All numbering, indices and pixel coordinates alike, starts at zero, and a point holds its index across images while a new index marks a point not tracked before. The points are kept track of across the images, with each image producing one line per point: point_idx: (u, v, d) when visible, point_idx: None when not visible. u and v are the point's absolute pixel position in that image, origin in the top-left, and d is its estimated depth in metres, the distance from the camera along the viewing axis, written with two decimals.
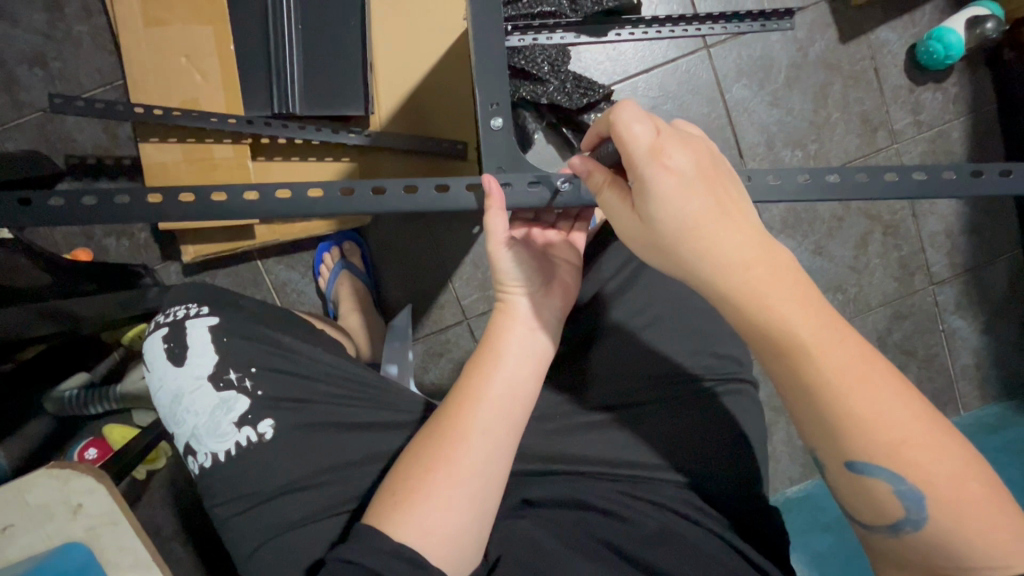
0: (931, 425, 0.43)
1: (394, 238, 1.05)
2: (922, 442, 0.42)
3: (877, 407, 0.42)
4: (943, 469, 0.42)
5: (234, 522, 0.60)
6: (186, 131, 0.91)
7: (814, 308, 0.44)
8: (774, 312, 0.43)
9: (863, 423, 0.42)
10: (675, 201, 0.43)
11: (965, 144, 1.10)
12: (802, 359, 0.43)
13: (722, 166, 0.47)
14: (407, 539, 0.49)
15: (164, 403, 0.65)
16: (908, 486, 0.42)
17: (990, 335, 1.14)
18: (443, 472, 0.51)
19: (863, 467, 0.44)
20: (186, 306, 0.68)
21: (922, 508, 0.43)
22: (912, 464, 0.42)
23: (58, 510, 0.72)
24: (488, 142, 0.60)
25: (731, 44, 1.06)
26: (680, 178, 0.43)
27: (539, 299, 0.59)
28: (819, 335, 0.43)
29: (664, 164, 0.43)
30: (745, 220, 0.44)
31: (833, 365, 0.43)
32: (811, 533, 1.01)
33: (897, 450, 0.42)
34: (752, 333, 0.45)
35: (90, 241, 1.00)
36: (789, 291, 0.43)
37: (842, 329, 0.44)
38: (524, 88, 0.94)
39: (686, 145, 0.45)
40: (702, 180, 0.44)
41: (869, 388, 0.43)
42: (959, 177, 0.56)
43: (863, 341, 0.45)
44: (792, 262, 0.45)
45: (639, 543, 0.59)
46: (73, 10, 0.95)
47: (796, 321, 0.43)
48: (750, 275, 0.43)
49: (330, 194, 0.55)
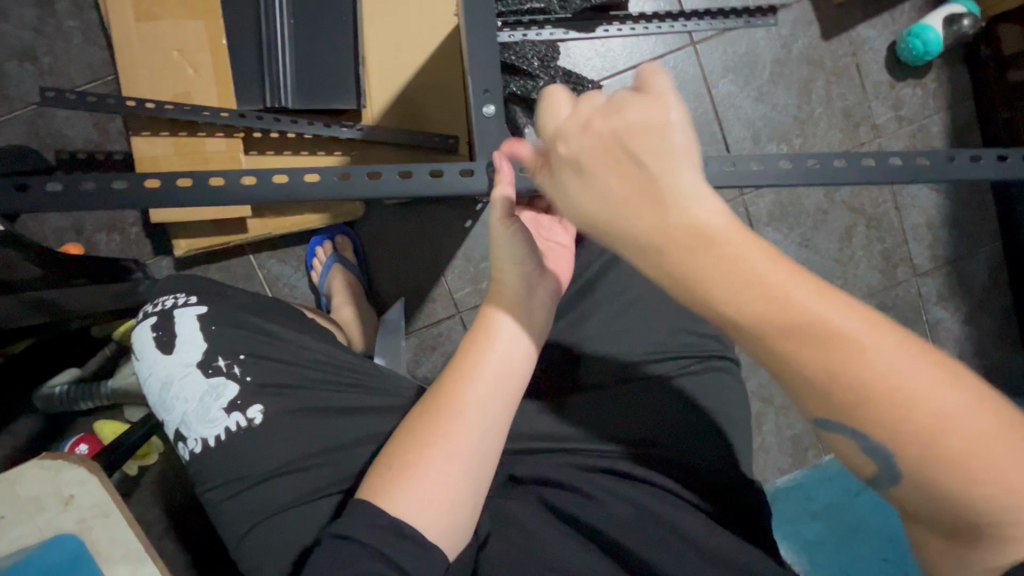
0: (920, 378, 0.33)
1: (386, 231, 1.06)
2: (904, 406, 0.33)
3: (840, 372, 0.34)
4: (944, 420, 0.33)
5: (226, 506, 0.60)
6: (177, 125, 0.92)
7: (733, 261, 0.37)
8: (688, 272, 0.38)
9: (824, 390, 0.35)
10: (573, 188, 0.44)
11: (945, 138, 1.13)
12: (729, 323, 0.37)
13: (651, 125, 0.40)
14: (402, 512, 0.51)
15: (154, 391, 0.65)
16: (882, 457, 0.34)
17: (972, 326, 1.17)
18: (437, 445, 0.52)
19: (832, 431, 0.36)
20: (175, 296, 0.69)
21: (899, 482, 0.35)
22: (886, 430, 0.34)
23: (48, 502, 0.72)
24: (481, 128, 0.61)
25: (717, 41, 1.08)
26: (574, 166, 0.43)
27: (534, 278, 0.60)
28: (746, 293, 0.36)
29: (558, 156, 0.44)
30: (648, 181, 0.40)
31: (773, 327, 0.35)
32: (803, 520, 1.07)
33: (868, 410, 0.34)
34: (680, 297, 0.39)
35: (80, 235, 0.99)
36: (704, 247, 0.37)
37: (780, 284, 0.36)
38: (515, 83, 0.94)
39: (589, 130, 0.42)
40: (598, 163, 0.42)
41: (824, 349, 0.34)
42: (932, 162, 0.58)
43: (828, 292, 0.36)
44: (723, 222, 0.38)
45: (623, 524, 0.60)
46: (64, 6, 0.96)
47: (715, 281, 0.37)
48: (657, 233, 0.39)
49: (325, 180, 0.56)
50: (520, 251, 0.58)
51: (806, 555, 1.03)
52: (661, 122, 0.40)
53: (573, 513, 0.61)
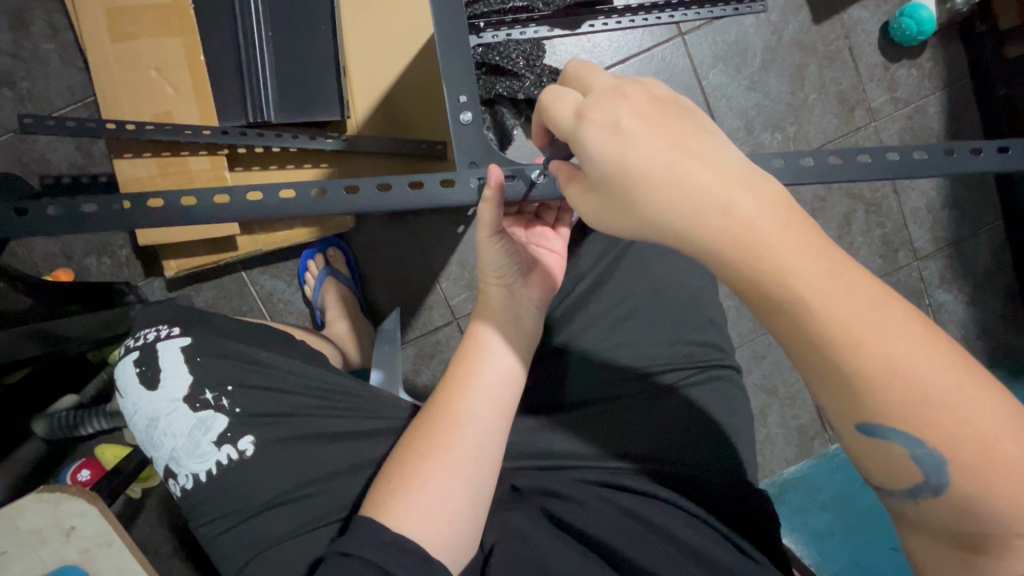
0: (960, 377, 0.35)
1: (378, 241, 1.04)
2: (947, 402, 0.35)
3: (895, 365, 0.35)
4: (983, 415, 0.35)
5: (222, 541, 0.60)
6: (160, 144, 0.90)
7: (810, 249, 0.36)
8: (757, 252, 0.36)
9: (876, 385, 0.35)
10: (612, 156, 0.38)
11: (942, 118, 1.11)
12: (800, 311, 0.36)
13: (679, 106, 0.41)
14: (404, 527, 0.50)
15: (141, 428, 0.64)
16: (925, 449, 0.36)
17: (976, 307, 1.15)
18: (437, 456, 0.52)
19: (873, 429, 0.37)
20: (157, 328, 0.68)
21: (942, 473, 0.36)
22: (931, 426, 0.35)
23: (49, 534, 0.71)
24: (460, 137, 0.60)
25: (705, 30, 1.05)
26: (613, 131, 0.38)
27: (517, 288, 0.59)
28: (812, 276, 0.35)
29: (591, 123, 0.39)
30: (703, 150, 0.37)
31: (838, 313, 0.35)
32: (810, 511, 1.06)
33: (922, 405, 0.35)
34: (727, 279, 0.38)
35: (71, 260, 0.98)
36: (773, 226, 0.36)
37: (839, 270, 0.36)
38: (501, 84, 0.92)
39: (625, 98, 0.40)
40: (644, 125, 0.38)
41: (881, 338, 0.35)
42: (930, 156, 0.56)
43: (875, 282, 0.37)
44: (780, 196, 0.37)
45: (629, 534, 0.59)
46: (39, 28, 0.94)
47: (786, 260, 0.35)
48: (724, 204, 0.36)
49: (306, 200, 0.55)
50: (506, 264, 0.57)
51: (816, 547, 1.01)
52: (686, 108, 0.41)
53: (569, 520, 0.61)
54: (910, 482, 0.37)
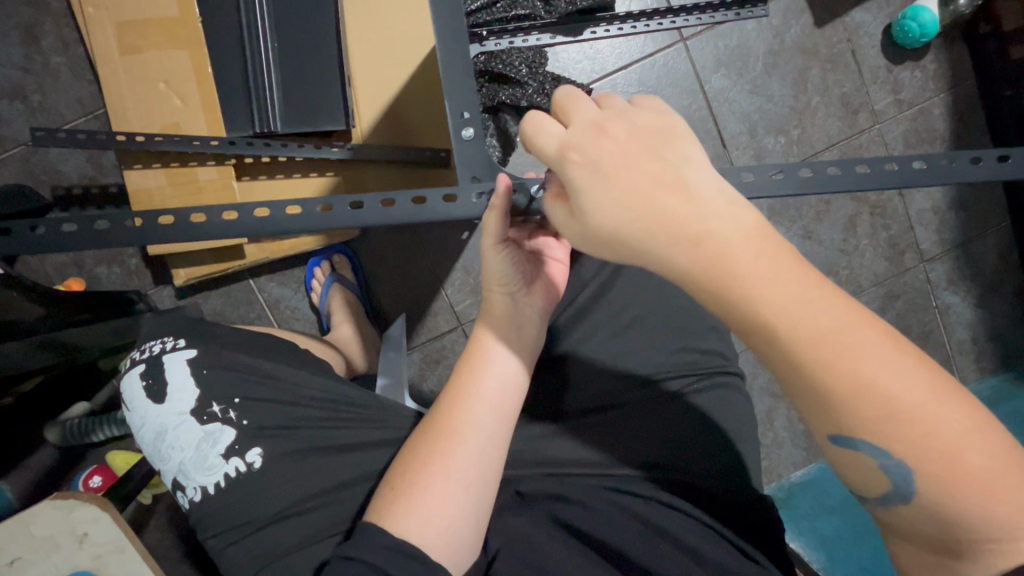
0: (934, 392, 0.35)
1: (384, 249, 1.05)
2: (915, 416, 0.35)
3: (867, 383, 0.35)
4: (957, 429, 0.35)
5: (230, 553, 0.60)
6: (168, 156, 0.92)
7: (781, 270, 0.36)
8: (727, 275, 0.36)
9: (846, 402, 0.36)
10: (594, 195, 0.39)
11: (947, 120, 1.10)
12: (769, 332, 0.36)
13: (660, 132, 0.40)
14: (404, 531, 0.50)
15: (149, 441, 0.65)
16: (894, 460, 0.36)
17: (984, 309, 1.15)
18: (436, 464, 0.53)
19: (849, 440, 0.37)
20: (162, 340, 0.69)
21: (909, 480, 0.36)
22: (901, 439, 0.35)
23: (63, 541, 0.72)
24: (462, 151, 0.61)
25: (707, 35, 1.06)
26: (591, 169, 0.39)
27: (521, 296, 0.59)
28: (784, 299, 0.36)
29: (573, 163, 0.40)
30: (677, 180, 0.38)
31: (810, 335, 0.35)
32: (818, 514, 1.04)
33: (894, 420, 0.35)
34: (702, 297, 0.38)
35: (81, 269, 1.00)
36: (744, 250, 0.36)
37: (813, 289, 0.36)
38: (504, 92, 0.93)
39: (607, 135, 0.40)
40: (623, 162, 0.39)
41: (850, 359, 0.35)
42: (930, 165, 0.56)
43: (847, 303, 0.37)
44: (751, 221, 0.37)
45: (632, 540, 0.59)
46: (50, 42, 0.96)
47: (758, 283, 0.36)
48: (694, 230, 0.37)
49: (310, 213, 0.56)
50: (510, 274, 0.57)
51: (824, 551, 0.99)
52: (671, 130, 0.41)
53: (575, 524, 0.61)
54: (896, 496, 0.38)
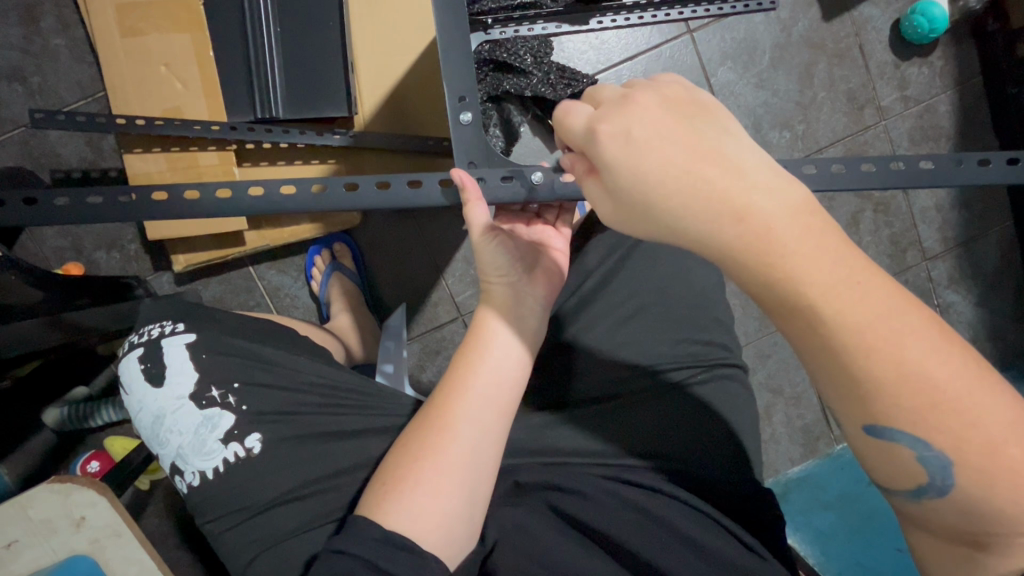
0: (973, 380, 0.35)
1: (384, 237, 1.05)
2: (955, 404, 0.35)
3: (908, 368, 0.35)
4: (994, 415, 0.35)
5: (228, 537, 0.61)
6: (169, 140, 0.91)
7: (828, 249, 0.36)
8: (772, 254, 0.36)
9: (886, 386, 0.35)
10: (629, 166, 0.39)
11: (954, 117, 1.09)
12: (810, 315, 0.36)
13: (697, 108, 0.41)
14: (395, 524, 0.50)
15: (146, 425, 0.65)
16: (906, 440, 0.36)
17: (985, 308, 1.15)
18: (429, 458, 0.52)
19: (880, 429, 0.37)
20: (161, 324, 0.69)
21: (948, 474, 0.36)
22: (938, 428, 0.35)
23: (60, 524, 0.71)
24: (459, 136, 0.61)
25: (714, 27, 1.05)
26: (624, 139, 0.40)
27: (520, 287, 0.59)
28: (830, 279, 0.35)
29: (604, 133, 0.41)
30: (720, 154, 0.38)
31: (853, 316, 0.35)
32: (813, 511, 1.05)
33: (930, 408, 0.35)
34: (736, 274, 0.38)
35: (80, 254, 0.99)
36: (790, 226, 0.36)
37: (858, 270, 0.36)
38: (508, 81, 0.90)
39: (637, 108, 0.41)
40: (660, 135, 0.39)
41: (894, 344, 0.35)
42: (937, 166, 0.56)
43: (890, 285, 0.36)
44: (800, 198, 0.37)
45: (636, 531, 0.59)
46: (50, 23, 0.95)
47: (801, 261, 0.35)
48: (741, 205, 0.36)
49: (307, 195, 0.56)
50: (504, 262, 0.57)
51: (818, 547, 1.00)
52: (704, 104, 0.42)
53: (574, 514, 0.61)
54: (908, 481, 0.38)
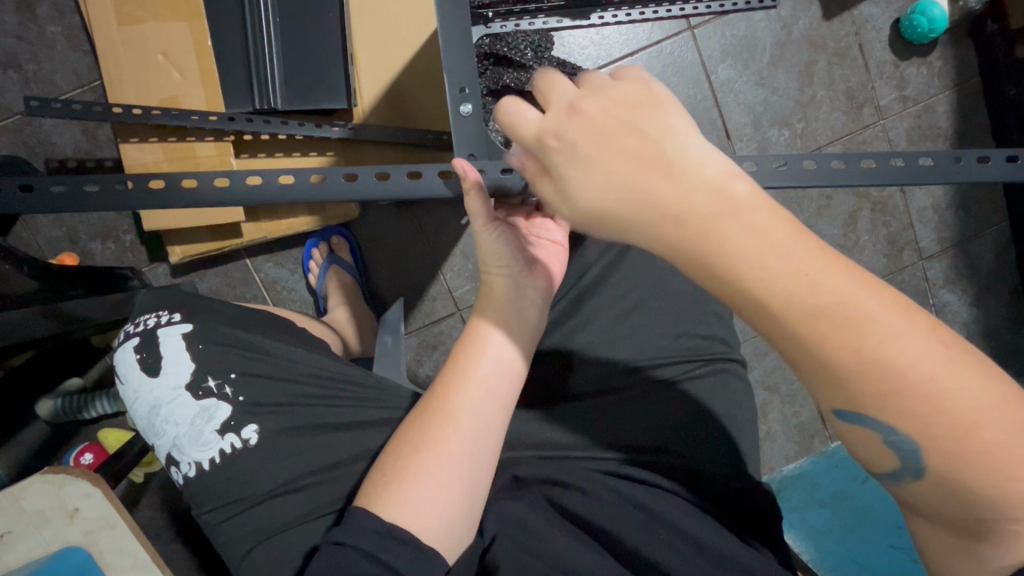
0: (945, 363, 0.34)
1: (382, 231, 1.04)
2: (926, 389, 0.34)
3: (877, 358, 0.34)
4: (979, 399, 0.34)
5: (225, 528, 0.60)
6: (166, 130, 0.90)
7: (776, 241, 0.35)
8: (719, 251, 0.36)
9: (851, 374, 0.35)
10: (578, 180, 0.41)
11: (952, 117, 1.10)
12: (764, 311, 0.36)
13: (645, 103, 0.41)
14: (396, 517, 0.50)
15: (142, 415, 0.65)
16: (895, 435, 0.36)
17: (980, 307, 1.15)
18: (428, 450, 0.52)
19: (855, 417, 0.37)
20: (157, 314, 0.68)
21: (919, 459, 0.36)
22: (906, 414, 0.35)
23: (54, 515, 0.71)
24: (460, 128, 0.60)
25: (715, 25, 1.05)
26: (569, 155, 0.41)
27: (520, 279, 0.58)
28: (777, 270, 0.35)
29: (552, 150, 0.42)
30: (662, 155, 0.38)
31: (808, 305, 0.34)
32: (808, 509, 1.06)
33: (899, 393, 0.34)
34: (697, 274, 0.38)
35: (75, 244, 0.99)
36: (736, 222, 0.36)
37: (810, 260, 0.35)
38: (509, 75, 0.87)
39: (584, 117, 0.41)
40: (601, 144, 0.40)
41: (853, 333, 0.34)
42: (937, 163, 0.56)
43: (849, 270, 0.35)
44: (747, 191, 0.36)
45: (635, 529, 0.59)
46: (46, 10, 0.94)
47: (745, 258, 0.35)
48: (683, 205, 0.37)
49: (304, 185, 0.55)
50: (506, 253, 0.57)
51: (811, 541, 1.04)
52: (656, 97, 0.41)
53: (574, 509, 0.61)
54: (903, 471, 0.38)
